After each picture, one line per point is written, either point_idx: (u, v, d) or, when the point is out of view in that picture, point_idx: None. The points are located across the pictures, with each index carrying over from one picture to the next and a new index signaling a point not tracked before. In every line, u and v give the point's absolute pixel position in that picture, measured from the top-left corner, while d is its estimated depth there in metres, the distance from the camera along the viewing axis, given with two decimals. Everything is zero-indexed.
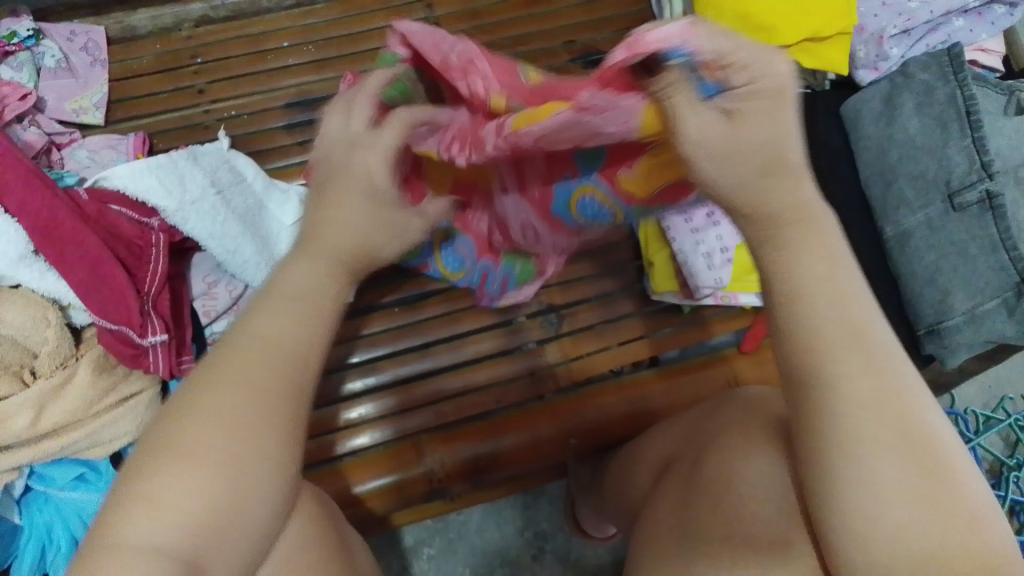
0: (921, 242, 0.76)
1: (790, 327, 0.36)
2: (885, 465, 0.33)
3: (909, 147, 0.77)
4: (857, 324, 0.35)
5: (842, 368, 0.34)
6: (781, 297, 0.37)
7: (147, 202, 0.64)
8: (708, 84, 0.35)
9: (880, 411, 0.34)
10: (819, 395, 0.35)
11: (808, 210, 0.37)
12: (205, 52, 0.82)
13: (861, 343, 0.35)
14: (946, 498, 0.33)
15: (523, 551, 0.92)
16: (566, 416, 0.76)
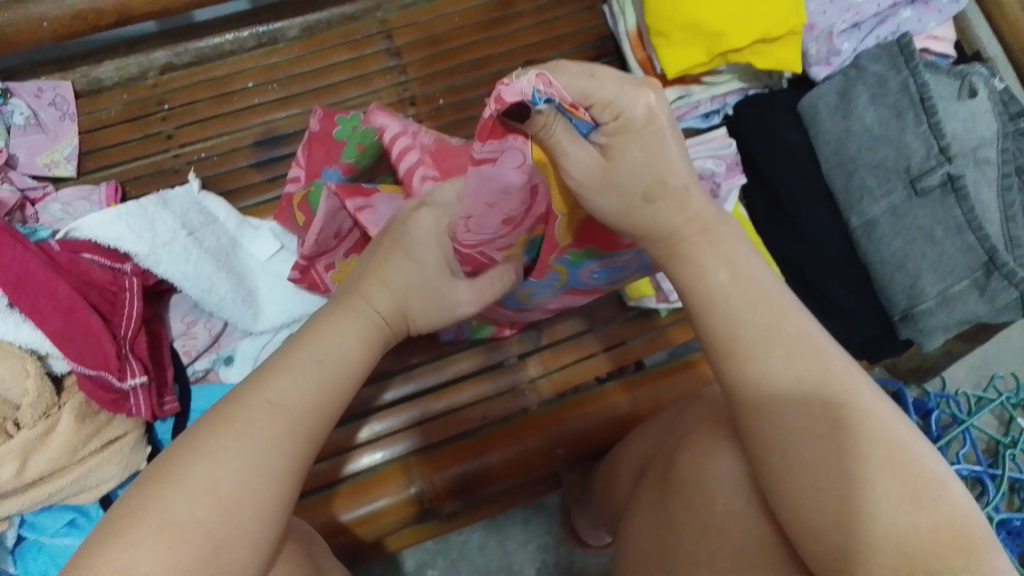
0: (887, 229, 0.77)
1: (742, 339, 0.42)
2: (878, 456, 0.38)
3: (867, 138, 0.78)
4: (803, 340, 0.41)
5: (803, 382, 0.40)
6: (730, 323, 0.43)
7: (119, 248, 0.65)
8: (583, 124, 0.43)
9: (849, 414, 0.39)
10: (812, 399, 0.40)
11: (697, 228, 0.45)
12: (172, 98, 0.83)
13: (815, 361, 0.41)
14: (920, 476, 0.37)
15: (525, 568, 0.92)
16: (552, 428, 0.75)
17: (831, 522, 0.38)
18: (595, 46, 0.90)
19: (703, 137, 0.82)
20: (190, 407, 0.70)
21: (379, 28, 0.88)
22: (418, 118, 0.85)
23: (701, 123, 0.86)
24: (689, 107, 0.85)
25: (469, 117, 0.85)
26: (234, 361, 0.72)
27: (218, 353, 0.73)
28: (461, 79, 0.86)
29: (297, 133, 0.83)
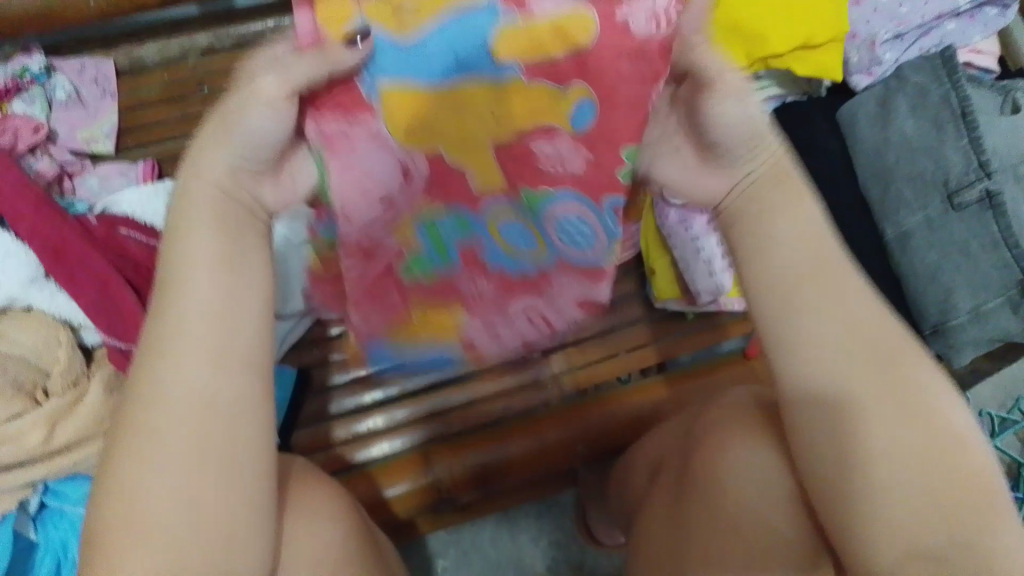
0: (922, 242, 0.76)
1: (780, 303, 0.40)
2: (900, 453, 0.38)
3: (905, 148, 0.77)
4: (853, 321, 0.40)
5: (846, 395, 0.39)
6: (779, 294, 0.40)
7: (156, 226, 0.66)
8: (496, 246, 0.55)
9: (885, 405, 0.39)
10: (837, 401, 0.40)
11: (788, 172, 0.41)
12: (212, 79, 0.84)
13: (856, 344, 0.40)
14: (975, 485, 0.38)
15: (537, 561, 0.92)
16: (572, 423, 0.74)
17: (849, 505, 0.39)
18: None
19: None
20: None
21: None
22: None
23: None
24: None
25: None
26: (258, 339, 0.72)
27: None
28: None
29: None
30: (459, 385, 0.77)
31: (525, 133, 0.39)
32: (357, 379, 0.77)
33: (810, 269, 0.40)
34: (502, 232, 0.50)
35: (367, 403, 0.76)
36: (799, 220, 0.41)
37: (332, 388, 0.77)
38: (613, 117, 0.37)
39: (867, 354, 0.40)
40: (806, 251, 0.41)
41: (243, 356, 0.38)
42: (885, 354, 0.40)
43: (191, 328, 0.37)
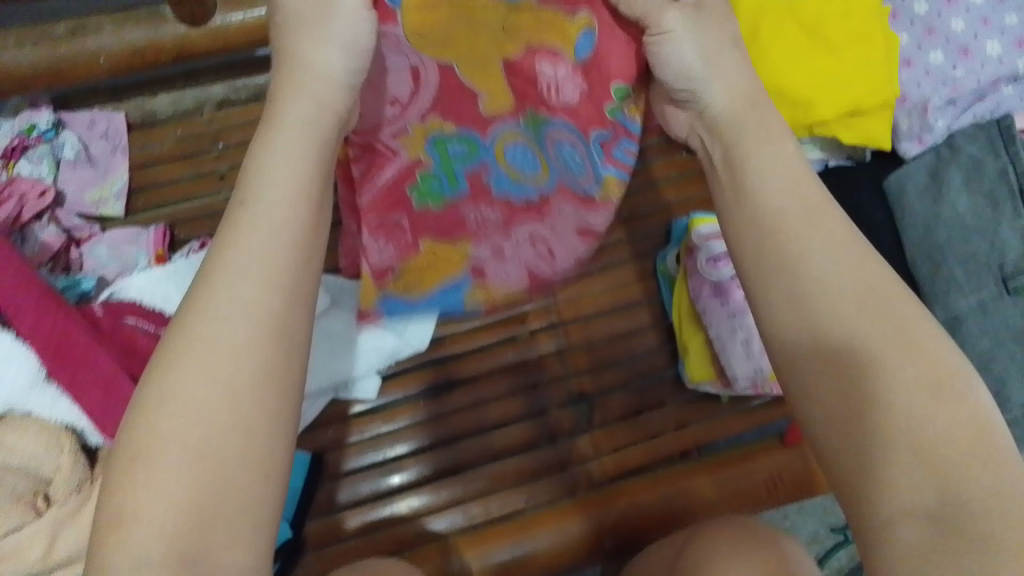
0: (974, 328, 0.71)
1: (847, 355, 0.36)
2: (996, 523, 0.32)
3: (959, 227, 0.73)
4: (935, 374, 0.35)
5: (922, 443, 0.34)
6: (841, 337, 0.37)
7: (164, 312, 0.62)
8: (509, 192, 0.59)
9: (906, 380, 0.35)
10: (904, 455, 0.34)
11: (886, 278, 0.38)
12: (227, 135, 0.81)
13: (937, 398, 0.34)
14: None
15: None
16: (600, 512, 0.71)
17: None
18: None
19: None
20: None
21: None
22: None
23: None
24: None
25: None
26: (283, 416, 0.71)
27: None
28: None
29: None
30: (480, 466, 0.75)
31: (532, 52, 0.50)
32: (376, 459, 0.75)
33: (871, 307, 0.37)
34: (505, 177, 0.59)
35: (386, 486, 0.74)
36: (864, 282, 0.38)
37: (346, 475, 0.74)
38: (607, 43, 0.48)
39: (894, 337, 0.36)
40: (874, 321, 0.37)
41: (288, 335, 0.36)
42: (969, 408, 0.34)
43: (239, 313, 0.35)
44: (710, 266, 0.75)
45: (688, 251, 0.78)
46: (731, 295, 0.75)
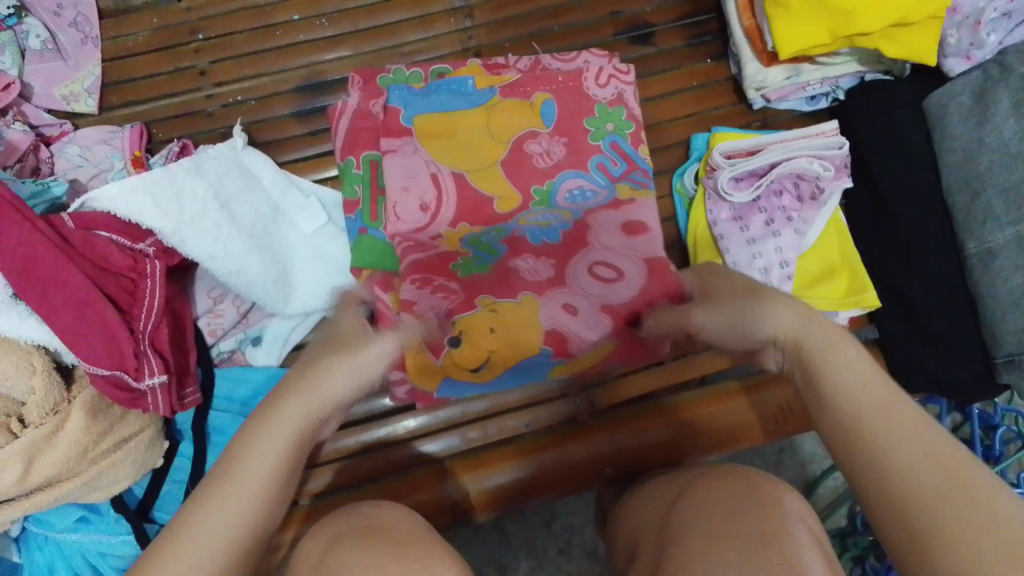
0: (1008, 262, 0.66)
1: (837, 371, 0.39)
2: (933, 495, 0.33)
3: (1002, 154, 0.66)
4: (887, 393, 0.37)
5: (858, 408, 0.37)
6: (824, 360, 0.40)
7: (142, 223, 0.58)
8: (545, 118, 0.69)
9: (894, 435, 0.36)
10: (854, 427, 0.37)
11: (884, 381, 0.39)
12: (207, 26, 0.74)
13: (882, 404, 0.37)
14: None
15: (548, 544, 0.86)
16: (599, 440, 0.70)
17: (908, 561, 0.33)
18: (690, 3, 0.79)
19: (810, 131, 0.71)
20: (214, 395, 0.65)
21: None
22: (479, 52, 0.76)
23: (805, 104, 0.77)
24: (795, 87, 0.74)
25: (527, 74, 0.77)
26: (263, 341, 0.66)
27: (246, 332, 0.67)
28: (536, 30, 0.77)
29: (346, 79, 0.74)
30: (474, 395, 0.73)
31: None
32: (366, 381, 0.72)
33: (872, 390, 0.38)
34: (533, 223, 0.66)
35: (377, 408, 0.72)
36: (853, 358, 0.40)
37: None
38: None
39: (871, 376, 0.38)
40: (855, 372, 0.39)
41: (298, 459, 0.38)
42: (951, 455, 0.34)
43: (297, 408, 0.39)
44: (728, 187, 0.70)
45: (708, 169, 0.73)
46: (750, 219, 0.71)
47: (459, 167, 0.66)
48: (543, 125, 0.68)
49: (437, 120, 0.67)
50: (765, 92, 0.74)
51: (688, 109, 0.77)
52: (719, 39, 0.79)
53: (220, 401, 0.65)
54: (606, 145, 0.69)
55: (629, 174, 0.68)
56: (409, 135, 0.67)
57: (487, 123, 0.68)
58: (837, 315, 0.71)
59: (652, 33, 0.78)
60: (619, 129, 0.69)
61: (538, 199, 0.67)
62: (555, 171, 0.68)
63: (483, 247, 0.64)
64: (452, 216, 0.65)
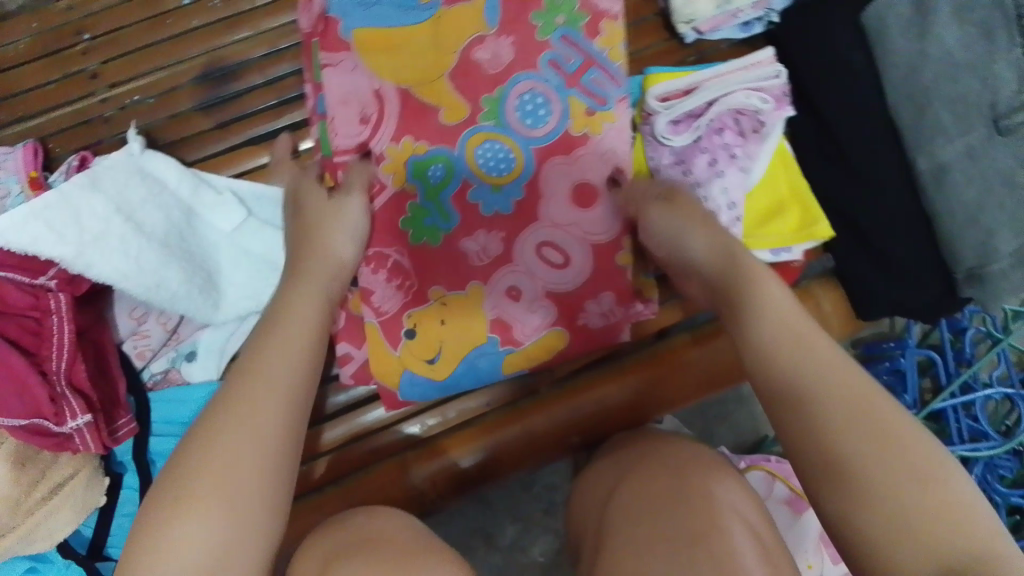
0: (962, 177, 0.64)
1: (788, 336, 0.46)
2: (856, 445, 0.40)
3: (946, 64, 0.63)
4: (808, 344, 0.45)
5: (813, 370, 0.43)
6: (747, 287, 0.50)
7: (40, 255, 0.54)
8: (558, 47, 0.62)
9: (911, 458, 0.39)
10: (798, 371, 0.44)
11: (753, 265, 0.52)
12: (92, 23, 0.68)
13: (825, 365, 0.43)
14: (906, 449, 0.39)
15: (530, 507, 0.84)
16: (559, 410, 0.68)
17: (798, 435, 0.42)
18: None
19: (744, 61, 0.67)
20: (152, 420, 0.62)
21: None
22: None
23: (739, 32, 0.72)
24: (726, 16, 0.70)
25: None
26: (197, 355, 0.63)
27: (178, 349, 0.63)
28: None
29: (249, 62, 0.69)
30: None
31: None
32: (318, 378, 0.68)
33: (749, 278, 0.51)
34: (481, 163, 0.62)
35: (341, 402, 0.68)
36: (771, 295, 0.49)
37: None
38: None
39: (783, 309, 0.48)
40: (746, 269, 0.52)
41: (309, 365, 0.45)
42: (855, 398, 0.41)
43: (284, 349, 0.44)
44: (666, 131, 0.67)
45: (643, 114, 0.69)
46: (693, 162, 0.67)
47: (403, 82, 0.61)
48: (489, 27, 0.62)
49: (379, 34, 0.61)
50: (695, 24, 0.70)
51: (620, 50, 0.73)
52: None
53: (160, 425, 0.62)
54: (555, 41, 0.62)
55: (584, 71, 0.62)
56: (349, 49, 0.61)
57: (434, 36, 0.61)
58: (789, 251, 0.69)
59: None
60: (573, 22, 0.62)
61: (487, 111, 0.62)
62: (504, 78, 0.62)
63: (436, 206, 0.62)
64: (396, 125, 0.61)
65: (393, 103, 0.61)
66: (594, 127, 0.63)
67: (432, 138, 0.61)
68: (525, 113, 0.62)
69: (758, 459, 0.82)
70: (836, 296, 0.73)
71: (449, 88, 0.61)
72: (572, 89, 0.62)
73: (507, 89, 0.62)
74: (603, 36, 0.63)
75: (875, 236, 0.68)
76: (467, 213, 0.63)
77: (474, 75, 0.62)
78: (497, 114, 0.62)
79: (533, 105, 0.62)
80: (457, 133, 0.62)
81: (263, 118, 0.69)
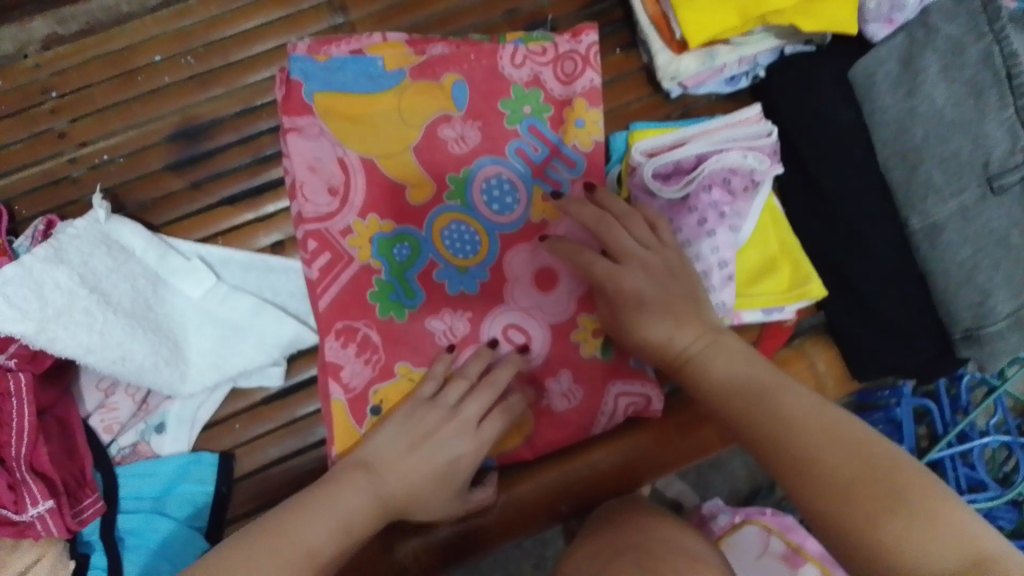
0: (955, 235, 0.62)
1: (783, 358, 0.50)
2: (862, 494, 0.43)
3: (936, 122, 0.62)
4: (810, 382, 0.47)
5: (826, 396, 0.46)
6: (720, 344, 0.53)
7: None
8: (530, 132, 0.64)
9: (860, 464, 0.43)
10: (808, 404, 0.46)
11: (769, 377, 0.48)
12: (61, 82, 0.66)
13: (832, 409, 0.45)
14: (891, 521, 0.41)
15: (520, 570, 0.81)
16: (548, 476, 0.65)
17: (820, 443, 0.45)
18: None
19: (732, 118, 0.67)
20: (120, 496, 0.59)
21: None
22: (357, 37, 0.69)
23: (725, 86, 0.71)
24: (712, 71, 0.69)
25: None
26: (168, 427, 0.61)
27: (148, 421, 0.61)
28: (413, 21, 0.70)
29: (222, 120, 0.67)
30: None
31: None
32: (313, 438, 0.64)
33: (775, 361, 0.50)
34: (447, 245, 0.62)
35: None
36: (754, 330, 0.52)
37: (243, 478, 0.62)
38: None
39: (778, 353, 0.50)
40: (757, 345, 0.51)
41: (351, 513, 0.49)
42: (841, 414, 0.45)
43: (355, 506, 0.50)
44: (657, 182, 0.65)
45: (630, 169, 0.67)
46: (681, 221, 0.65)
47: (370, 152, 0.62)
48: (457, 108, 0.63)
49: (344, 101, 0.62)
50: (680, 80, 0.68)
51: (603, 106, 0.71)
52: (627, 25, 0.73)
53: (128, 501, 0.59)
54: (524, 129, 0.64)
55: (549, 161, 0.64)
56: (312, 113, 0.62)
57: (399, 109, 0.63)
58: (781, 310, 0.66)
59: (553, 25, 0.71)
60: (539, 112, 0.65)
61: (452, 190, 0.62)
62: (471, 158, 0.63)
63: (401, 283, 0.61)
64: (363, 200, 0.62)
65: (358, 177, 0.62)
66: (551, 213, 0.63)
67: (398, 217, 0.62)
68: (491, 197, 0.63)
69: (753, 512, 0.78)
70: (831, 355, 0.70)
71: (416, 168, 0.62)
72: (537, 178, 0.64)
73: (475, 168, 0.63)
74: (565, 126, 0.65)
75: (869, 293, 0.65)
76: (432, 292, 0.62)
77: (442, 154, 0.63)
78: (466, 198, 0.62)
79: (499, 189, 0.63)
80: (421, 215, 0.62)
81: (239, 177, 0.66)
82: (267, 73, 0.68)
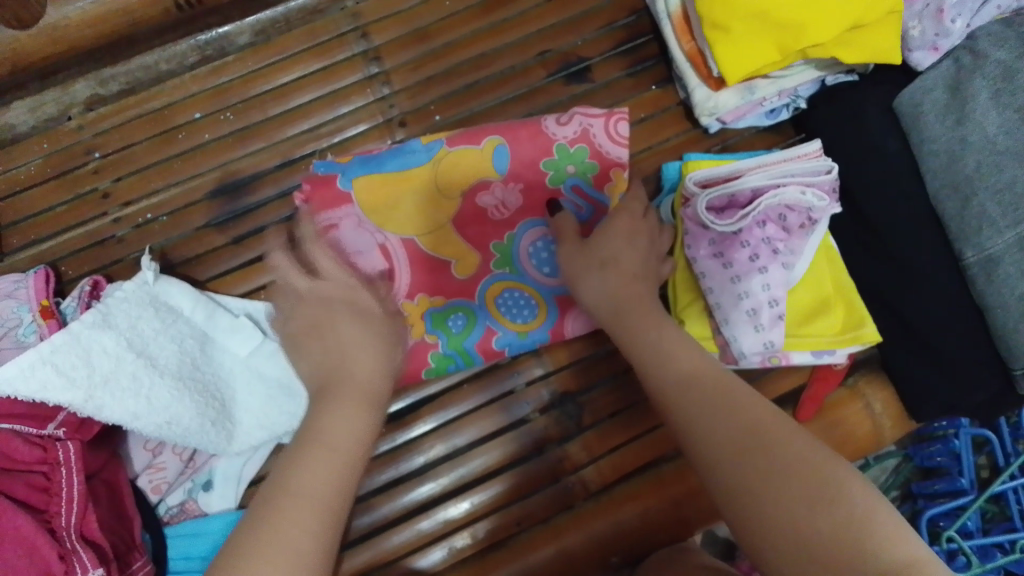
0: (1012, 270, 0.58)
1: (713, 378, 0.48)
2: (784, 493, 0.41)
3: (989, 152, 0.60)
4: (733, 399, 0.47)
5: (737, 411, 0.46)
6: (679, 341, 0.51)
7: (48, 400, 0.53)
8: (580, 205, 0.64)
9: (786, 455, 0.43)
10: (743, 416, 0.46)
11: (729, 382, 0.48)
12: (103, 142, 0.67)
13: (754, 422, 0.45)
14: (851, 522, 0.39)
15: None
16: (598, 525, 0.63)
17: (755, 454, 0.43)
18: (625, 26, 0.72)
19: (790, 154, 0.65)
20: (169, 557, 0.59)
21: (352, 24, 0.70)
22: (393, 88, 0.69)
23: (765, 118, 0.70)
24: (751, 105, 0.67)
25: (452, 95, 0.70)
26: (215, 484, 0.60)
27: (195, 479, 0.61)
28: (445, 67, 0.70)
29: (263, 174, 0.68)
30: (462, 493, 0.64)
31: None
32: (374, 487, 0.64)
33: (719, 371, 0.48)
34: (502, 310, 0.64)
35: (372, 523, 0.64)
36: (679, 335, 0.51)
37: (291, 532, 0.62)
38: None
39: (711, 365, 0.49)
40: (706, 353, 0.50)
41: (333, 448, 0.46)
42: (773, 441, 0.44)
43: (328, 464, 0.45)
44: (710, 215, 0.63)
45: (683, 199, 0.66)
46: (733, 256, 0.62)
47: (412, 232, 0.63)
48: (497, 173, 0.63)
49: (380, 180, 0.62)
50: (718, 116, 0.67)
51: (642, 146, 0.71)
52: (662, 61, 0.72)
53: (178, 562, 0.59)
54: (567, 189, 0.64)
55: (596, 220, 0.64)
56: (349, 201, 0.62)
57: (435, 182, 0.62)
58: (832, 353, 0.65)
59: (588, 66, 0.71)
60: (583, 171, 0.64)
61: (498, 259, 0.64)
62: (514, 222, 0.64)
63: (459, 354, 0.63)
64: (408, 282, 0.63)
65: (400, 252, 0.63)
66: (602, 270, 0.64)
67: (449, 293, 0.64)
68: (540, 262, 0.64)
69: None
70: (887, 395, 0.67)
71: (462, 243, 0.63)
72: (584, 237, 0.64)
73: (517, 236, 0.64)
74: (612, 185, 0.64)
75: (925, 329, 0.63)
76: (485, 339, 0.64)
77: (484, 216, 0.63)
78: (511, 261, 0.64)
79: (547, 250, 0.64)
80: (471, 286, 0.64)
81: None
82: (306, 126, 0.68)
